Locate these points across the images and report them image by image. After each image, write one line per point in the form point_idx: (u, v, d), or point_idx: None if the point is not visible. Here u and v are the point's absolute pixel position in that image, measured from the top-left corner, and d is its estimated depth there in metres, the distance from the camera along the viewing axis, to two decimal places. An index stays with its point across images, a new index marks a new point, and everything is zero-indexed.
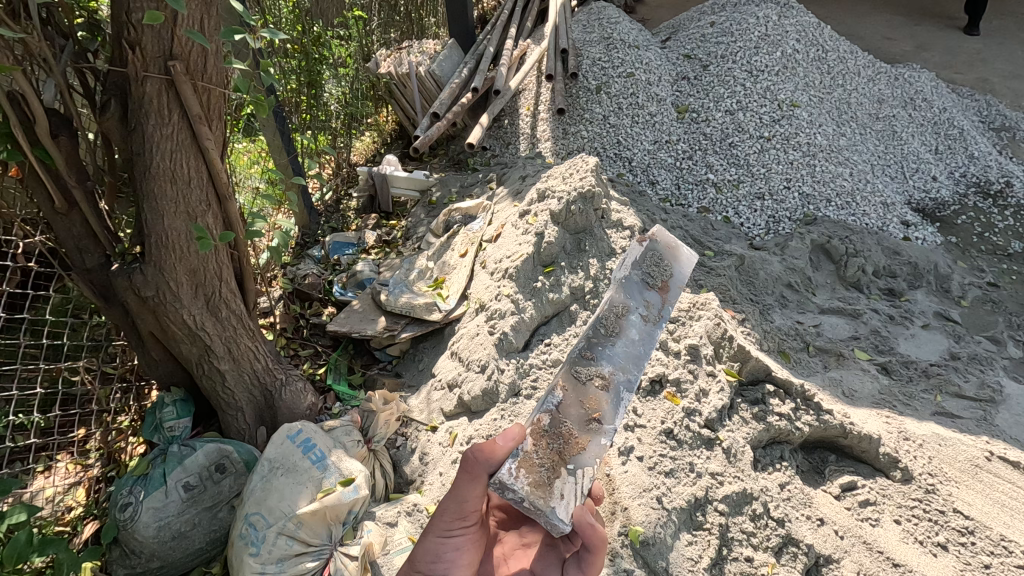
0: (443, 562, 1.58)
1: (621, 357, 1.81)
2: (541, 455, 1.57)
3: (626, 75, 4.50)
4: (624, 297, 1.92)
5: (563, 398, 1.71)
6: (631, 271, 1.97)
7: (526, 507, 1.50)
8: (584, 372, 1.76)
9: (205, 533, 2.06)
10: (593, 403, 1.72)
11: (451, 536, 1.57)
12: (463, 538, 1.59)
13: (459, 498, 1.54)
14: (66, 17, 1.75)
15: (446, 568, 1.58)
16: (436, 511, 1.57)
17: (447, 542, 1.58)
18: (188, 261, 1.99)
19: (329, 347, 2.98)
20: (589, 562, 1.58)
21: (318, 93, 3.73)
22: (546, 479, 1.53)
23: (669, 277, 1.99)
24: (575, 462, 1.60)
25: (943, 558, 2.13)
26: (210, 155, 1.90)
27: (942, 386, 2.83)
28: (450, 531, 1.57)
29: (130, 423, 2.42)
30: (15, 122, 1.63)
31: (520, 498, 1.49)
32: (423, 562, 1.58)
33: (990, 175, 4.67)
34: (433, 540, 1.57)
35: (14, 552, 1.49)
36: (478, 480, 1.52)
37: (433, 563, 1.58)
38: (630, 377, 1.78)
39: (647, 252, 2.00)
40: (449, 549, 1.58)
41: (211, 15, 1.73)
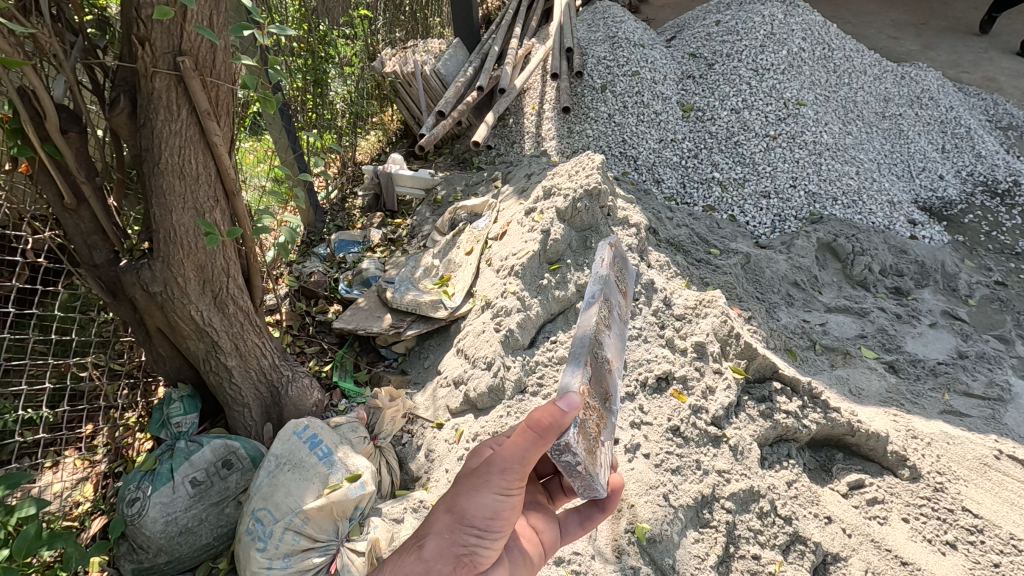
0: (494, 521, 1.32)
1: (613, 349, 1.75)
2: (588, 426, 1.45)
3: (631, 74, 4.50)
4: (607, 291, 1.82)
5: (592, 375, 1.55)
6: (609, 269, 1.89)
7: (576, 471, 1.34)
8: (598, 354, 1.62)
9: (212, 528, 2.06)
10: (606, 386, 1.64)
11: (511, 496, 1.31)
12: (519, 498, 1.33)
13: (525, 456, 1.28)
14: (76, 13, 1.76)
15: (500, 528, 1.32)
16: (493, 465, 1.29)
17: (505, 500, 1.31)
18: (196, 256, 2.00)
19: (334, 344, 2.98)
20: (593, 518, 1.56)
21: (323, 91, 3.71)
22: (592, 447, 1.44)
23: (625, 285, 2.00)
24: (603, 436, 1.56)
25: (952, 557, 2.11)
26: (218, 151, 1.91)
27: (950, 384, 2.81)
28: (510, 489, 1.30)
29: (137, 419, 2.44)
30: (26, 118, 1.63)
31: (576, 463, 1.32)
32: (477, 519, 1.31)
33: (997, 174, 4.65)
34: (492, 496, 1.30)
35: (23, 546, 1.48)
36: (546, 443, 1.27)
37: (488, 522, 1.31)
38: (617, 368, 1.75)
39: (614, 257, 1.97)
40: (505, 507, 1.32)
41: (219, 12, 1.74)
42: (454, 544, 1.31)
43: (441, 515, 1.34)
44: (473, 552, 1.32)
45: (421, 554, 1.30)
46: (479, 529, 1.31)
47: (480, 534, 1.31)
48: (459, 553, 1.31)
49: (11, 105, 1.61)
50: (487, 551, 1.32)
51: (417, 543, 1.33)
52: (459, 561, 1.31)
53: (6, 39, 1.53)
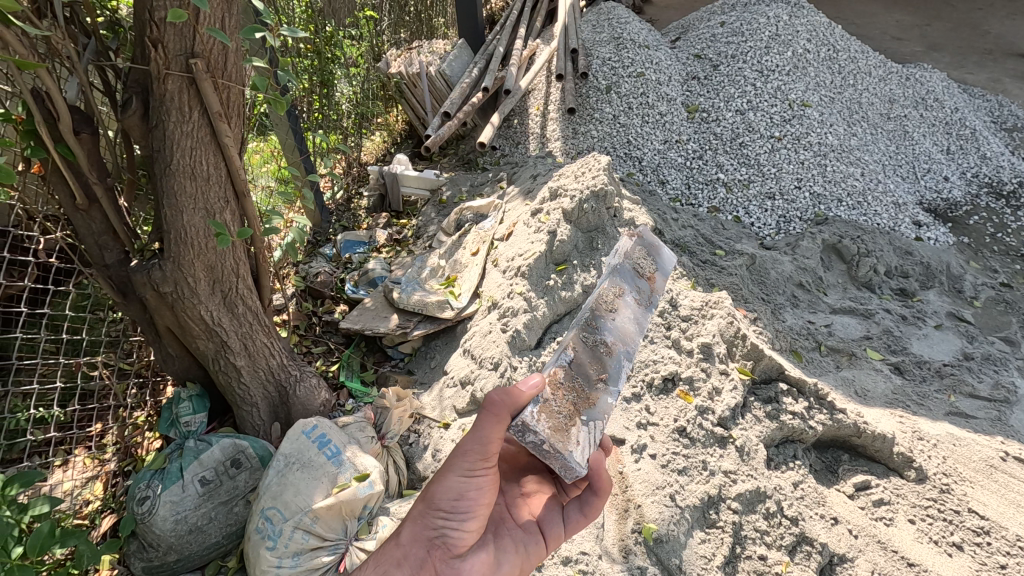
0: (462, 503, 1.48)
1: (620, 332, 1.71)
2: (558, 404, 1.50)
3: (636, 74, 4.50)
4: (618, 278, 1.80)
5: (573, 358, 1.61)
6: (623, 259, 1.85)
7: (544, 450, 1.44)
8: (587, 338, 1.66)
9: (221, 527, 2.07)
10: (599, 367, 1.63)
11: (475, 477, 1.45)
12: (486, 478, 1.47)
13: (483, 438, 1.41)
14: (88, 16, 1.77)
15: (467, 508, 1.48)
16: (457, 449, 1.44)
17: (469, 482, 1.46)
18: (206, 257, 2.01)
19: (341, 344, 3.00)
20: (592, 505, 1.69)
21: (330, 92, 3.74)
22: (565, 424, 1.48)
23: (655, 268, 1.90)
24: (589, 414, 1.55)
25: (959, 558, 2.12)
26: (229, 151, 1.93)
27: (956, 386, 2.82)
28: (473, 471, 1.45)
29: (146, 419, 2.46)
30: (40, 119, 1.65)
31: (540, 442, 1.42)
32: (444, 502, 1.47)
33: (1002, 176, 4.64)
34: (456, 480, 1.46)
35: (37, 543, 1.48)
36: (503, 421, 1.40)
37: (454, 503, 1.47)
38: (627, 349, 1.70)
39: (634, 244, 1.91)
40: (471, 489, 1.47)
41: (231, 14, 1.76)
42: (426, 527, 1.49)
43: (416, 503, 1.53)
44: (444, 533, 1.49)
45: (399, 540, 1.51)
46: (445, 512, 1.48)
47: (448, 516, 1.48)
48: (431, 535, 1.49)
49: (26, 106, 1.63)
50: (457, 531, 1.49)
51: (398, 531, 1.53)
52: (432, 543, 1.49)
53: (20, 42, 1.55)
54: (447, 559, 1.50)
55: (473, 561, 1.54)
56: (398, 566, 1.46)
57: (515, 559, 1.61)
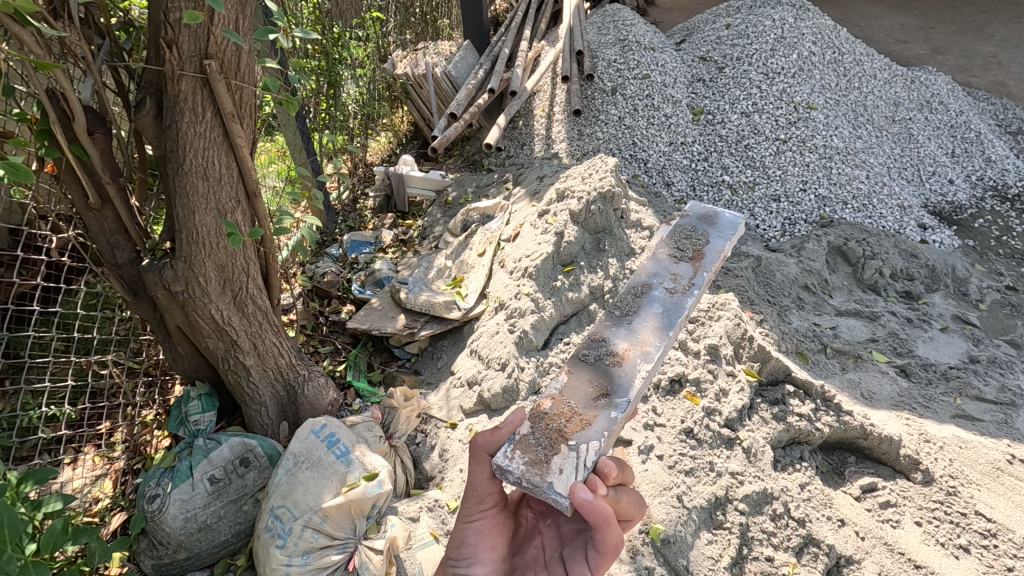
0: (466, 548, 1.49)
1: (640, 330, 1.74)
2: (541, 434, 1.48)
3: (641, 76, 4.53)
4: (647, 276, 1.91)
5: (568, 381, 1.62)
6: (659, 251, 2.00)
7: (526, 488, 1.39)
8: (594, 350, 1.70)
9: (231, 525, 2.08)
10: (605, 381, 1.61)
11: (472, 519, 1.49)
12: (486, 522, 1.49)
13: (472, 481, 1.50)
14: (102, 16, 1.78)
15: (470, 551, 1.48)
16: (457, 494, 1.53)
17: (470, 525, 1.49)
18: (217, 257, 2.03)
19: (348, 344, 3.01)
20: (599, 541, 1.32)
21: (337, 93, 3.75)
22: (544, 455, 1.43)
23: (705, 243, 2.00)
24: (584, 436, 1.47)
25: (965, 560, 2.12)
26: (241, 152, 1.95)
27: (962, 388, 2.81)
28: (470, 515, 1.50)
29: (155, 417, 2.48)
30: (55, 119, 1.67)
31: (516, 477, 1.39)
32: (451, 549, 1.51)
33: (1007, 179, 4.64)
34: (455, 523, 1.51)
35: (52, 540, 1.47)
36: (481, 458, 1.47)
37: (457, 548, 1.49)
38: (645, 352, 1.68)
39: (674, 231, 2.06)
40: (470, 533, 1.49)
41: (245, 16, 1.78)
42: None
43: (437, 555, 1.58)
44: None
45: None
46: (452, 559, 1.49)
47: (456, 562, 1.49)
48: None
49: (41, 107, 1.64)
50: None
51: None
52: None
53: (37, 42, 1.56)
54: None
55: None
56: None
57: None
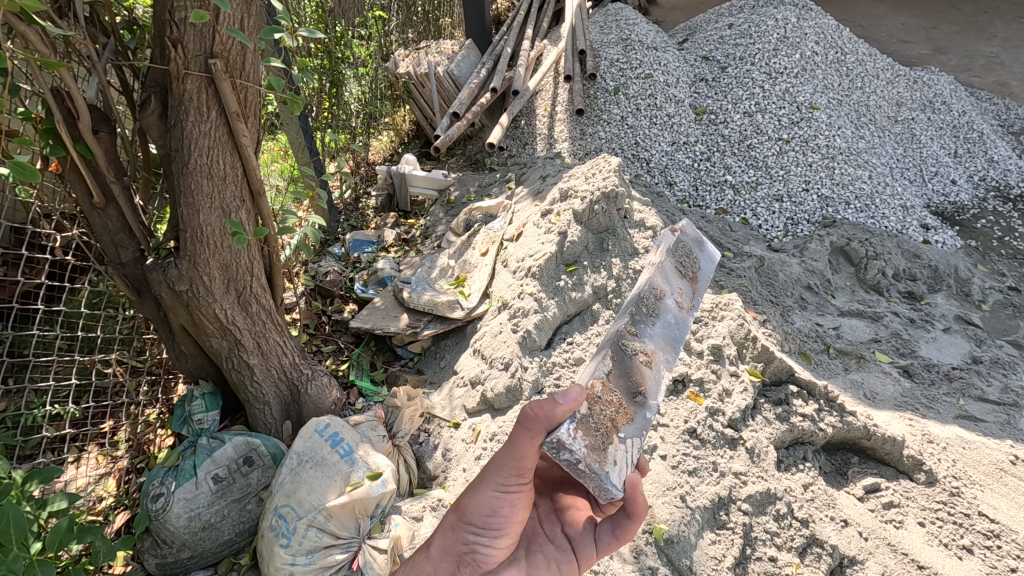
0: (495, 518, 1.45)
1: (660, 336, 1.71)
2: (597, 419, 1.45)
3: (644, 76, 4.52)
4: (660, 280, 1.82)
5: (609, 369, 1.58)
6: (666, 258, 1.89)
7: (579, 470, 1.37)
8: (627, 344, 1.65)
9: (234, 524, 2.08)
10: (638, 378, 1.61)
11: (508, 493, 1.41)
12: (519, 495, 1.43)
13: (518, 454, 1.35)
14: (107, 15, 1.78)
15: (498, 524, 1.45)
16: (491, 464, 1.41)
17: (503, 498, 1.42)
18: (221, 256, 2.03)
19: (351, 343, 3.01)
20: (625, 528, 1.55)
21: (339, 92, 3.74)
22: (601, 443, 1.42)
23: (698, 269, 1.95)
24: (628, 432, 1.50)
25: (969, 561, 2.12)
26: (245, 151, 1.95)
27: (965, 389, 2.81)
28: (508, 487, 1.41)
29: (158, 415, 2.48)
30: (60, 118, 1.66)
31: (576, 459, 1.35)
32: (476, 516, 1.45)
33: (1009, 179, 4.63)
34: (487, 495, 1.42)
35: (57, 538, 1.47)
36: (536, 437, 1.34)
37: (485, 519, 1.45)
38: (669, 359, 1.69)
39: (677, 243, 1.94)
40: (503, 504, 1.43)
41: (250, 15, 1.78)
42: (456, 541, 1.49)
43: (449, 514, 1.52)
44: (474, 549, 1.48)
45: (429, 552, 1.53)
46: (475, 527, 1.46)
47: (478, 531, 1.46)
48: (462, 550, 1.48)
49: (46, 105, 1.64)
50: (487, 548, 1.48)
51: (431, 541, 1.55)
52: (462, 558, 1.49)
53: (42, 40, 1.55)
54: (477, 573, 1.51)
55: None
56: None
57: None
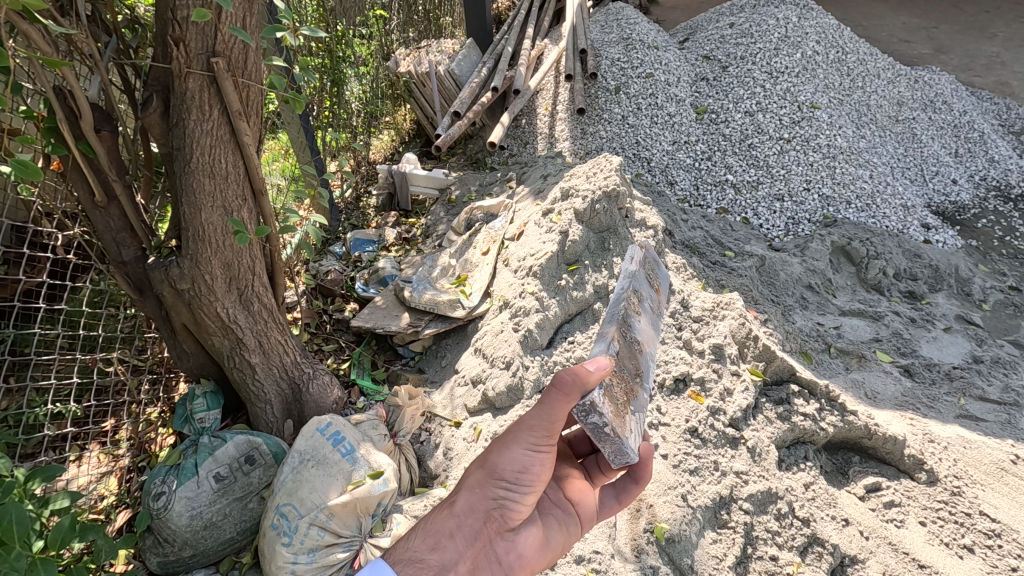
0: (525, 476, 1.39)
1: (645, 331, 1.75)
2: (616, 392, 1.48)
3: (645, 75, 4.51)
4: (639, 282, 1.84)
5: (620, 349, 1.58)
6: (640, 264, 1.91)
7: (603, 434, 1.40)
8: (628, 331, 1.66)
9: (235, 523, 2.08)
10: (636, 362, 1.66)
11: (540, 452, 1.38)
12: (549, 455, 1.40)
13: (552, 414, 1.34)
14: (109, 15, 1.78)
15: (530, 482, 1.40)
16: (523, 423, 1.38)
17: (534, 457, 1.38)
18: (224, 255, 2.03)
19: (352, 342, 3.02)
20: (629, 493, 1.65)
21: (341, 90, 3.74)
22: (620, 413, 1.46)
23: (659, 283, 2.00)
24: (636, 407, 1.59)
25: (970, 561, 2.12)
26: (247, 150, 1.95)
27: (966, 389, 2.81)
28: (539, 446, 1.38)
29: (159, 414, 2.48)
30: (62, 117, 1.67)
31: (603, 424, 1.38)
32: (508, 473, 1.39)
33: (1010, 179, 4.63)
34: (521, 451, 1.38)
35: (58, 537, 1.47)
36: (571, 401, 1.32)
37: (518, 475, 1.39)
38: (651, 352, 1.77)
39: (646, 255, 1.97)
40: (534, 463, 1.39)
41: (252, 14, 1.78)
42: (485, 498, 1.39)
43: (472, 472, 1.43)
44: (503, 505, 1.40)
45: (453, 509, 1.39)
46: (508, 482, 1.39)
47: (510, 487, 1.39)
48: (490, 507, 1.39)
49: (48, 104, 1.64)
50: (517, 505, 1.40)
51: (450, 500, 1.42)
52: (490, 515, 1.39)
53: (44, 39, 1.55)
54: (501, 533, 1.41)
55: (526, 535, 1.45)
56: (451, 538, 1.35)
57: (560, 538, 1.53)
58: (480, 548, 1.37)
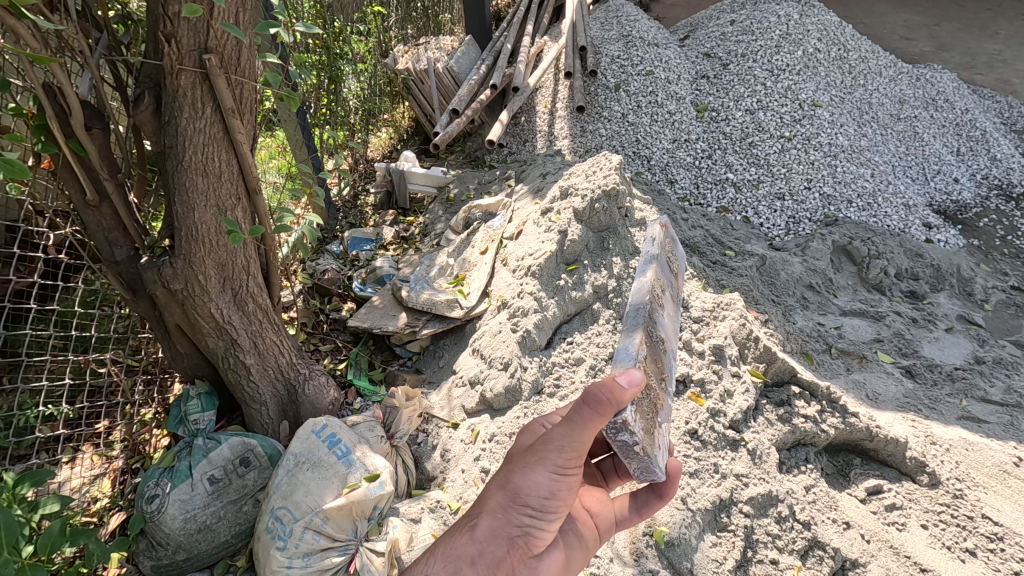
0: (552, 502, 1.34)
1: (667, 328, 1.74)
2: (645, 406, 1.46)
3: (645, 73, 4.48)
4: (660, 271, 1.81)
5: (648, 355, 1.55)
6: (660, 251, 1.88)
7: (633, 452, 1.36)
8: (654, 331, 1.63)
9: (231, 526, 2.05)
10: (660, 364, 1.64)
11: (566, 475, 1.32)
12: (576, 478, 1.34)
13: (580, 435, 1.27)
14: (100, 10, 1.75)
15: (556, 507, 1.34)
16: (549, 444, 1.30)
17: (560, 480, 1.32)
18: (217, 255, 2.00)
19: (349, 341, 2.99)
20: (650, 507, 1.60)
21: (338, 88, 3.70)
22: (650, 428, 1.44)
23: (677, 268, 2.02)
24: (661, 417, 1.58)
25: (972, 564, 2.09)
26: (241, 148, 1.93)
27: (968, 390, 2.79)
28: (566, 468, 1.31)
29: (154, 415, 2.45)
30: (52, 114, 1.64)
31: (633, 442, 1.34)
32: (532, 498, 1.33)
33: (1012, 178, 4.60)
34: (545, 475, 1.31)
35: (48, 542, 1.44)
36: (604, 419, 1.24)
37: (543, 501, 1.33)
38: (672, 349, 1.77)
39: (665, 238, 1.96)
40: (561, 487, 1.33)
41: (245, 10, 1.76)
42: (508, 524, 1.33)
43: (493, 494, 1.37)
44: (528, 532, 1.34)
45: (475, 534, 1.33)
46: (532, 508, 1.33)
47: (535, 514, 1.34)
48: (514, 534, 1.34)
49: (38, 101, 1.61)
50: (541, 531, 1.35)
51: (471, 522, 1.36)
52: (514, 541, 1.34)
53: (34, 36, 1.51)
54: (524, 560, 1.37)
55: (549, 561, 1.41)
56: (471, 565, 1.30)
57: (579, 555, 1.51)
58: (502, 574, 1.34)
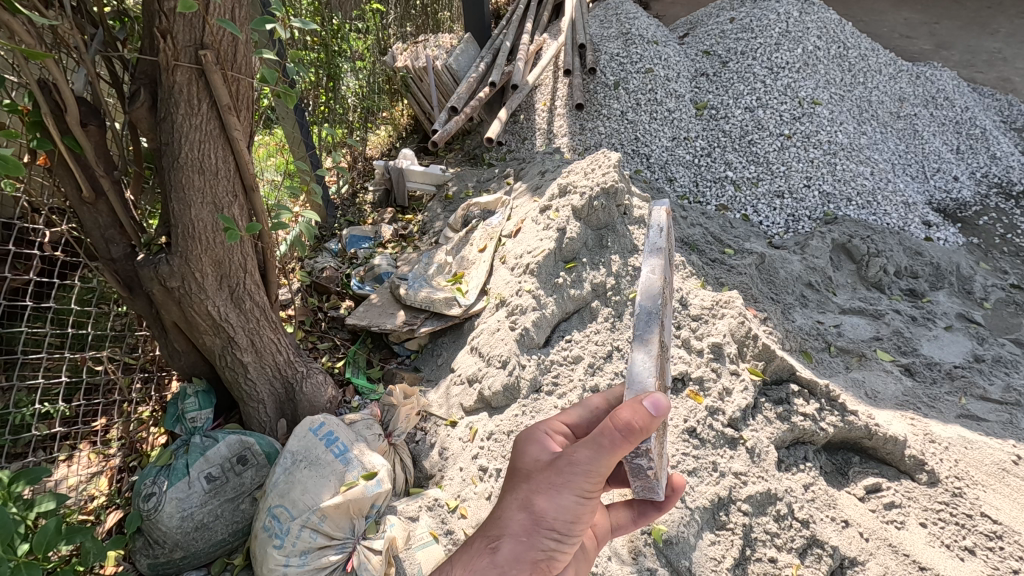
0: (574, 525, 1.32)
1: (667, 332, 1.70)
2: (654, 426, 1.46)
3: (644, 71, 4.47)
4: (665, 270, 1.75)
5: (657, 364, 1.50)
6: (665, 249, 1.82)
7: (643, 474, 1.35)
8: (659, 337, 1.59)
9: (228, 524, 2.05)
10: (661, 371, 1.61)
11: (590, 499, 1.30)
12: (596, 502, 1.32)
13: (606, 461, 1.24)
14: (95, 6, 1.74)
15: (579, 531, 1.33)
16: (576, 468, 1.26)
17: (584, 503, 1.30)
18: (213, 251, 1.99)
19: (347, 339, 2.98)
20: (649, 517, 1.57)
21: (336, 85, 3.69)
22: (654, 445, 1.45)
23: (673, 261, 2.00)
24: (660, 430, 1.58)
25: (971, 563, 2.08)
26: (238, 145, 1.92)
27: (967, 388, 2.78)
28: (590, 493, 1.29)
29: (151, 413, 2.43)
30: (46, 111, 1.63)
31: (646, 466, 1.32)
32: (558, 521, 1.30)
33: (1012, 176, 4.59)
34: (572, 499, 1.28)
35: (43, 541, 1.43)
36: (631, 444, 1.21)
37: (569, 525, 1.31)
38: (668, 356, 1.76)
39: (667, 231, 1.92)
40: (585, 510, 1.31)
41: (241, 6, 1.75)
42: (532, 548, 1.29)
43: (514, 515, 1.31)
44: (551, 555, 1.32)
45: (496, 558, 1.27)
46: (558, 532, 1.30)
47: (560, 537, 1.31)
48: (537, 557, 1.30)
49: (32, 98, 1.60)
50: (564, 554, 1.33)
51: (491, 544, 1.29)
52: (536, 565, 1.30)
53: (28, 31, 1.50)
54: None
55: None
56: None
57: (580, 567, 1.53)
58: None
